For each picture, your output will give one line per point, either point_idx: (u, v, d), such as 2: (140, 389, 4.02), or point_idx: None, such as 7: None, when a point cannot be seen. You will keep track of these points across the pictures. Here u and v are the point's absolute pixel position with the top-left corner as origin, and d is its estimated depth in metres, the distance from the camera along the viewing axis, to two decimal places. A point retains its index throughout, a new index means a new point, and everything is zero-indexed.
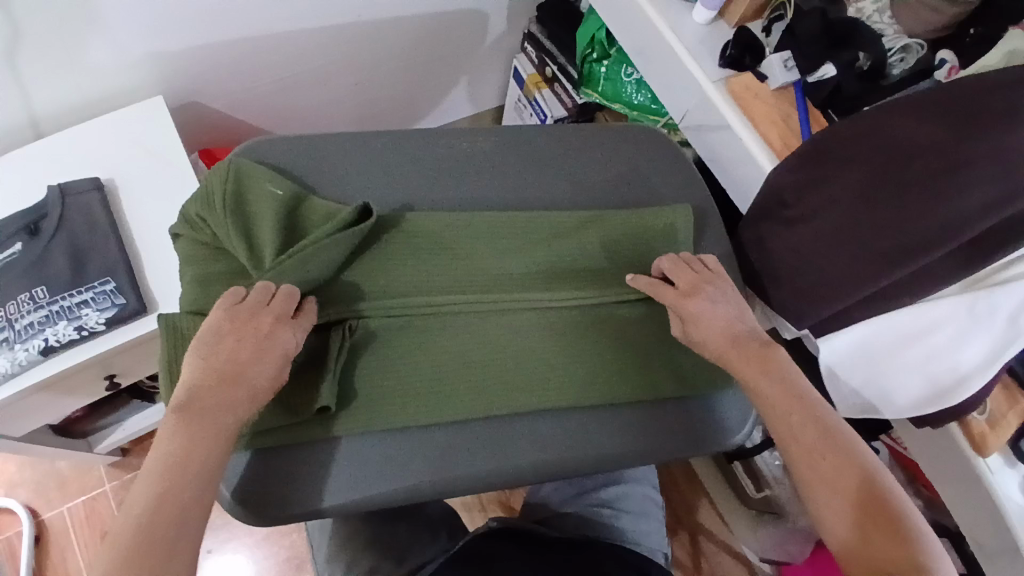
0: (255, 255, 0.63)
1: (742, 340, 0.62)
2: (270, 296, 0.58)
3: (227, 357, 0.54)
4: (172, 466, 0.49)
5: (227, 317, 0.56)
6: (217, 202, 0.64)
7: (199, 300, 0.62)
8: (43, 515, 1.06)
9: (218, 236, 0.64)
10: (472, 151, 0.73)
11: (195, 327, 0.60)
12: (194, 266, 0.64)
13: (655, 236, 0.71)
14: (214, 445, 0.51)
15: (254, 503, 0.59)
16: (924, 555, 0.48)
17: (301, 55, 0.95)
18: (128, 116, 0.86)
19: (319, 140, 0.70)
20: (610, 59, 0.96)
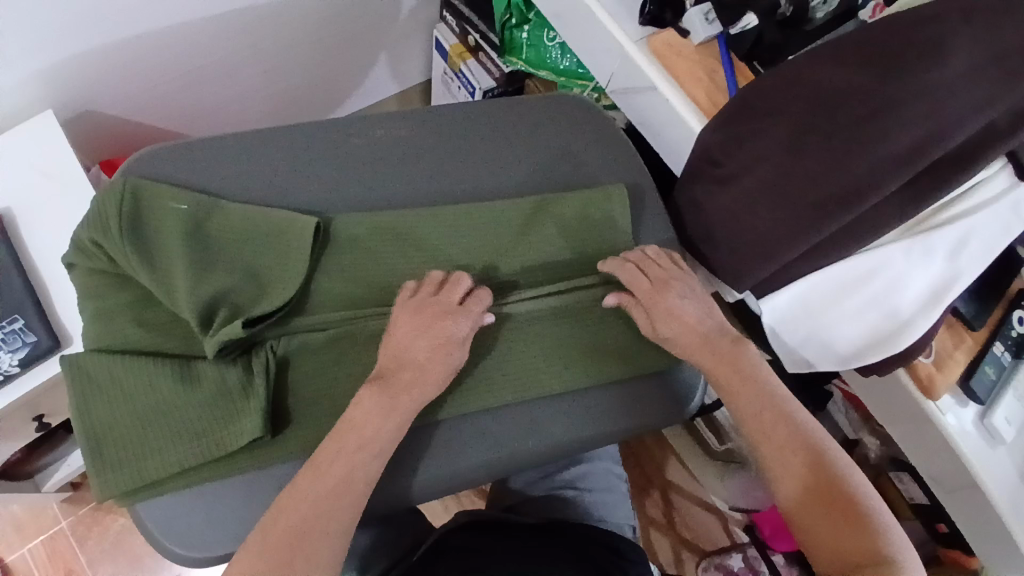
0: (164, 280, 0.59)
1: (710, 338, 0.63)
2: (439, 284, 0.62)
3: (405, 350, 0.59)
4: (334, 464, 0.54)
5: (416, 305, 0.60)
6: (111, 224, 0.59)
7: (107, 337, 0.58)
8: (5, 559, 1.02)
9: (115, 262, 0.60)
10: (388, 141, 0.69)
11: (97, 365, 0.56)
12: (93, 301, 0.59)
13: (594, 221, 0.69)
14: (351, 442, 0.55)
15: (194, 541, 0.56)
16: (888, 545, 0.51)
17: (198, 47, 0.88)
18: (18, 136, 0.79)
19: (224, 148, 0.66)
20: (530, 24, 0.90)
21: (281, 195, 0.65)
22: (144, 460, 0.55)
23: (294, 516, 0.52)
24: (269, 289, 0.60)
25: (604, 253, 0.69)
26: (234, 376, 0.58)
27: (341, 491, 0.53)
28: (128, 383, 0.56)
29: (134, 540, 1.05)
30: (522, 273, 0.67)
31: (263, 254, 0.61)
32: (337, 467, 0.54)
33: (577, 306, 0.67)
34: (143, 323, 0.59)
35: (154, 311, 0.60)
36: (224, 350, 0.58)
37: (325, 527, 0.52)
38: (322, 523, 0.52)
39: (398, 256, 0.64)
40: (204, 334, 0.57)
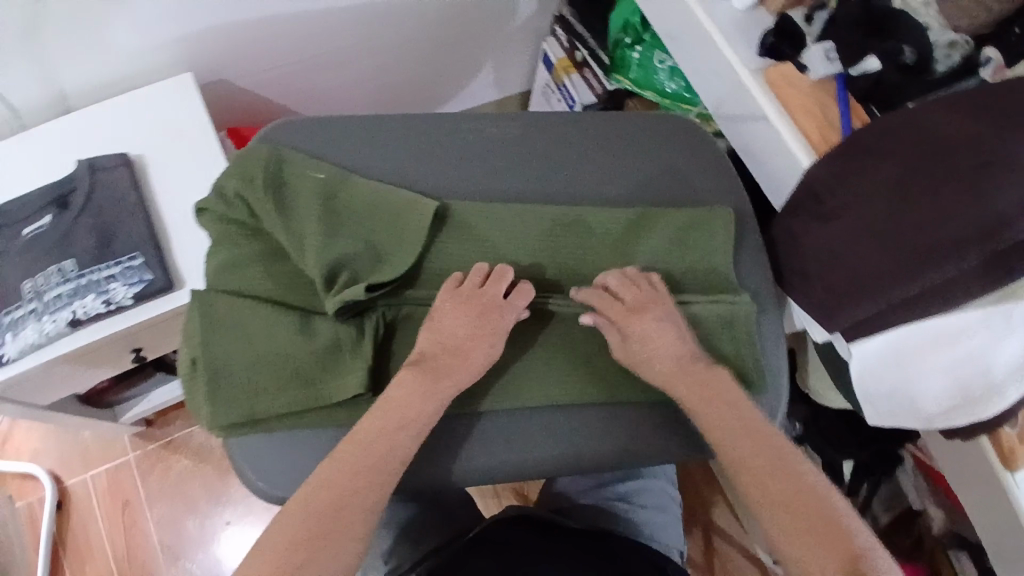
0: (296, 237, 0.63)
1: (754, 373, 0.60)
2: (483, 277, 0.63)
3: (452, 335, 0.61)
4: (377, 442, 0.56)
5: (454, 298, 0.62)
6: (256, 181, 0.64)
7: (238, 282, 0.63)
8: (67, 482, 1.10)
9: (253, 216, 0.65)
10: (497, 138, 0.72)
11: (226, 304, 0.61)
12: (228, 247, 0.64)
13: (701, 235, 0.69)
14: (410, 418, 0.57)
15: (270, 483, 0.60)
16: None
17: (323, 33, 0.93)
18: (154, 93, 0.87)
19: (353, 126, 0.71)
20: (643, 44, 0.91)
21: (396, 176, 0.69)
22: (253, 397, 0.59)
23: (319, 495, 0.53)
24: (388, 259, 0.63)
25: (707, 274, 0.68)
26: (348, 333, 0.61)
27: (372, 470, 0.55)
28: (249, 325, 0.60)
29: (190, 485, 1.11)
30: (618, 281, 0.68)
31: (384, 227, 0.64)
32: (367, 445, 0.56)
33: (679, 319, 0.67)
34: (272, 274, 0.63)
35: (283, 265, 0.64)
36: (342, 311, 0.61)
37: (351, 510, 0.53)
38: (347, 505, 0.53)
39: (503, 247, 0.67)
40: (325, 292, 0.61)
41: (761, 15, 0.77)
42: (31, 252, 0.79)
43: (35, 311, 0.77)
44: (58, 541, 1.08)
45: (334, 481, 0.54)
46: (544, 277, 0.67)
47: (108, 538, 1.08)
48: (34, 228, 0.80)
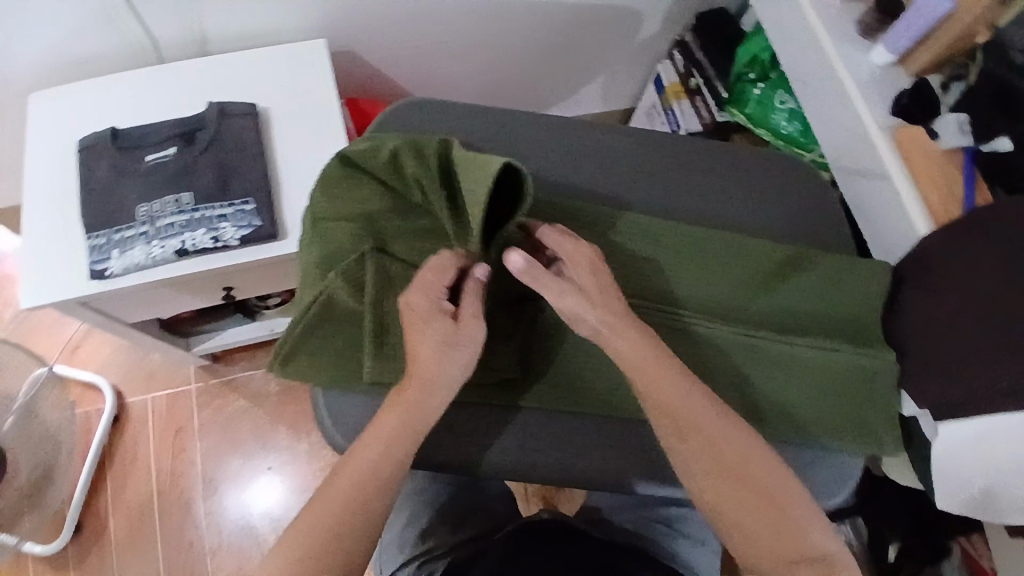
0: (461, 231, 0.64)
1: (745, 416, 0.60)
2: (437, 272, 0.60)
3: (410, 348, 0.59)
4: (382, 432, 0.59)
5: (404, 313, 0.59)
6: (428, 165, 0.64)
7: (412, 255, 0.67)
8: (127, 399, 1.16)
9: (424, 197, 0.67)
10: (616, 153, 0.75)
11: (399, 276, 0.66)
12: (400, 218, 0.69)
13: (850, 280, 0.67)
14: (413, 421, 0.59)
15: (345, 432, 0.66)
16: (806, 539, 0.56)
17: (453, 21, 0.96)
18: (288, 51, 0.91)
19: (497, 120, 0.75)
20: (767, 82, 0.92)
21: None
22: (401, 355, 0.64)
23: (317, 523, 0.57)
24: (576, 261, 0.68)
25: (851, 324, 0.66)
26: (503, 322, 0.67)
27: (385, 454, 0.59)
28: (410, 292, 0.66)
29: (237, 426, 1.17)
30: (774, 316, 0.67)
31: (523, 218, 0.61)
32: (360, 472, 0.58)
33: (827, 369, 0.65)
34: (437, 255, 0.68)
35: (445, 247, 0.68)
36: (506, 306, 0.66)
37: (345, 534, 0.57)
38: (342, 529, 0.57)
39: (678, 266, 0.69)
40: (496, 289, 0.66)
41: (899, 76, 0.75)
42: (151, 179, 0.83)
43: (146, 234, 0.81)
44: (108, 453, 1.14)
45: (330, 511, 0.57)
46: (719, 302, 0.68)
47: (156, 458, 1.14)
48: (158, 156, 0.84)
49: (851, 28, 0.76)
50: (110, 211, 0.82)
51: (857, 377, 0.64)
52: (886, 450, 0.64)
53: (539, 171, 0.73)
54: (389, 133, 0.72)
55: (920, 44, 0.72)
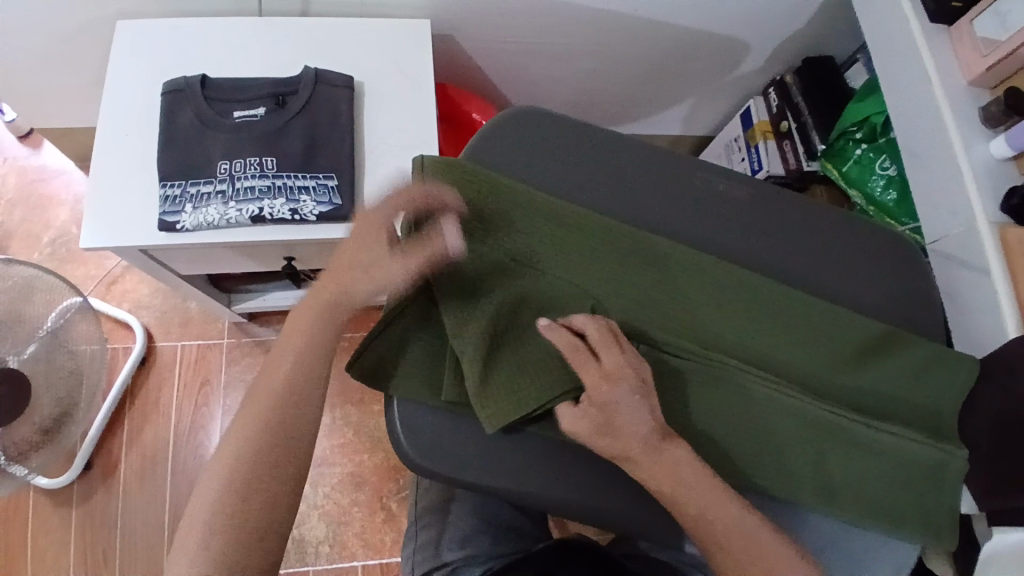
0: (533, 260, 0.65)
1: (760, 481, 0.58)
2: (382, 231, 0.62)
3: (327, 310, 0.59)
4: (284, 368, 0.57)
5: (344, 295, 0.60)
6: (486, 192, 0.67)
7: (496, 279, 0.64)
8: (157, 342, 1.18)
9: (506, 216, 0.66)
10: (726, 199, 0.71)
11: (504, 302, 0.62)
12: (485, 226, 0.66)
13: (937, 371, 0.66)
14: (302, 358, 0.57)
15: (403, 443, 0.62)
16: None
17: (560, 27, 0.94)
18: (393, 28, 0.89)
19: (607, 141, 0.72)
20: (870, 145, 0.90)
21: (621, 205, 0.70)
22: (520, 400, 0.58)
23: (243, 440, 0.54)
24: (650, 307, 0.65)
25: (929, 412, 0.66)
26: None
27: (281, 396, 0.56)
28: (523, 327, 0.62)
29: None
30: (853, 394, 0.66)
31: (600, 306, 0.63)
32: (275, 383, 0.57)
33: (901, 458, 0.63)
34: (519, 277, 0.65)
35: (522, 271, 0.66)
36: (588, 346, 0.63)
37: (281, 447, 0.55)
38: (268, 440, 0.55)
39: (755, 327, 0.66)
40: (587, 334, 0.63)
41: (1011, 171, 0.73)
42: (236, 136, 0.81)
43: (224, 193, 0.78)
44: (130, 391, 1.16)
45: (257, 425, 0.55)
46: (795, 371, 0.65)
47: (177, 406, 1.16)
48: (246, 115, 0.82)
49: (974, 113, 0.75)
50: (189, 164, 0.80)
51: (929, 473, 0.63)
52: (942, 544, 0.63)
53: (641, 205, 0.70)
54: (480, 152, 0.71)
55: None
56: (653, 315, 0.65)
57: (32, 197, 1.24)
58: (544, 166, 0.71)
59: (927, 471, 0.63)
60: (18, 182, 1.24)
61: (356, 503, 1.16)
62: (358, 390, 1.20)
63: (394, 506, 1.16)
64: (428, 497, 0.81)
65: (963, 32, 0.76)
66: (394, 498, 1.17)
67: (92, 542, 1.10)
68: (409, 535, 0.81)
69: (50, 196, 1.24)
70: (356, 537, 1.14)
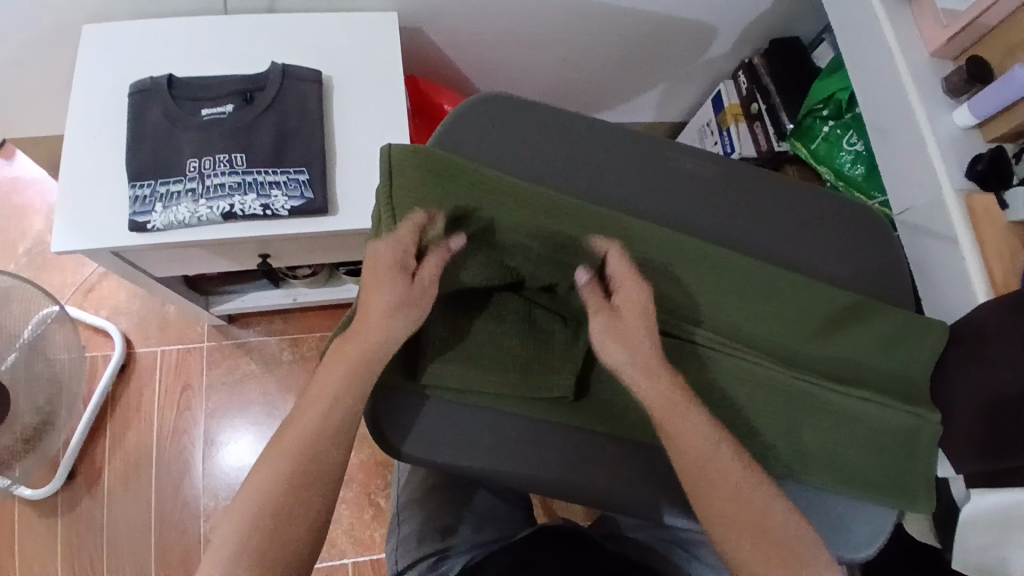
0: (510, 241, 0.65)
1: (734, 455, 0.58)
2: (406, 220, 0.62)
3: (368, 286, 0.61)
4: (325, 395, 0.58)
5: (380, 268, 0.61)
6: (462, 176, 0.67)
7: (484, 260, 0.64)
8: (137, 348, 1.17)
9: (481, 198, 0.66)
10: (694, 177, 0.72)
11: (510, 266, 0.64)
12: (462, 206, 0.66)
13: (907, 339, 0.67)
14: (336, 383, 0.58)
15: (383, 429, 0.62)
16: None
17: (527, 15, 0.95)
18: (361, 21, 0.89)
19: (575, 123, 0.72)
20: (838, 121, 0.91)
21: (591, 186, 0.70)
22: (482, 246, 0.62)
23: (265, 500, 0.55)
24: None
25: (903, 379, 0.67)
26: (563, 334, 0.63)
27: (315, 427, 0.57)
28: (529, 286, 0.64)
29: (246, 388, 1.17)
30: (828, 363, 0.66)
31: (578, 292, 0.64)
32: (297, 444, 0.57)
33: (874, 424, 0.64)
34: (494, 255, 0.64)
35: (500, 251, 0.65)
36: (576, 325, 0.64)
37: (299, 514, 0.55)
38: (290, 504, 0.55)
39: (728, 300, 0.66)
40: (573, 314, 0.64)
41: (976, 139, 0.74)
42: (205, 134, 0.81)
43: (194, 191, 0.78)
44: (112, 397, 1.15)
45: (281, 487, 0.55)
46: (770, 342, 0.66)
47: (159, 411, 1.15)
48: (214, 112, 0.82)
49: (938, 84, 0.76)
50: (158, 162, 0.79)
51: (899, 438, 0.64)
52: (918, 508, 0.63)
53: (610, 186, 0.71)
54: (452, 140, 0.71)
55: (1004, 113, 0.69)
56: None
57: (6, 207, 1.23)
58: (509, 151, 0.71)
59: (900, 438, 0.64)
60: None
61: (344, 500, 1.15)
62: None
63: (383, 502, 1.16)
64: (410, 489, 0.80)
65: (925, 5, 0.77)
66: (382, 494, 1.16)
67: (77, 552, 1.09)
68: (391, 531, 0.80)
69: (24, 205, 1.23)
70: (346, 535, 1.14)
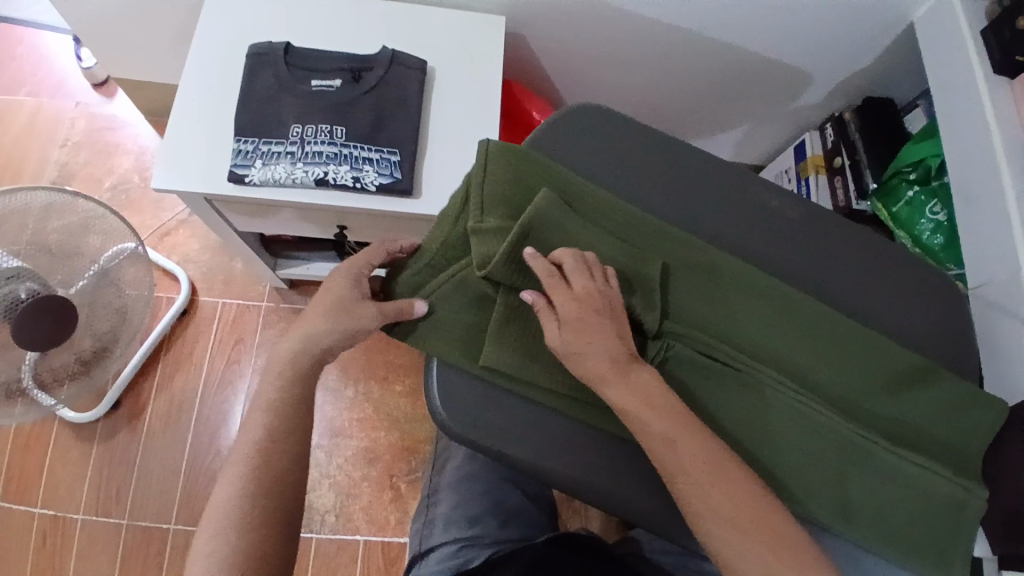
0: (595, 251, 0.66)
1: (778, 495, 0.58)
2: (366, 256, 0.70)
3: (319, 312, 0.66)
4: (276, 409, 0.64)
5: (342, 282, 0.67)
6: (552, 182, 0.70)
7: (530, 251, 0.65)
8: (200, 297, 1.22)
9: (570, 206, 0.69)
10: (775, 217, 0.73)
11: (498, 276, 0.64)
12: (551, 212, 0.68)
13: (969, 411, 0.66)
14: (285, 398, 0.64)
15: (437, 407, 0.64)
16: None
17: (629, 39, 0.97)
18: (471, 22, 0.93)
19: (664, 146, 0.74)
20: (923, 187, 0.91)
21: (672, 209, 0.72)
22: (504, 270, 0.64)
23: (243, 505, 0.60)
24: (696, 315, 0.67)
25: (955, 450, 0.66)
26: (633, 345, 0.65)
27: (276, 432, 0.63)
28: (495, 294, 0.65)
29: None
30: (882, 420, 0.66)
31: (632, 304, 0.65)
32: (263, 446, 0.62)
33: (922, 490, 0.63)
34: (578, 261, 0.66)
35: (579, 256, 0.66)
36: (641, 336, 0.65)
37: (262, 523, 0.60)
38: (262, 513, 0.60)
39: (789, 340, 0.67)
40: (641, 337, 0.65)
41: None
42: (312, 104, 0.85)
43: (293, 155, 0.82)
44: (168, 339, 1.20)
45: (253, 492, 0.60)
46: (827, 389, 0.66)
47: (209, 359, 1.19)
48: (323, 85, 0.86)
49: None
50: (265, 122, 0.84)
51: (947, 509, 0.63)
52: None
53: (692, 213, 0.72)
54: (550, 146, 0.73)
55: None
56: (692, 319, 0.67)
57: (102, 144, 1.30)
58: (600, 163, 0.73)
59: (948, 510, 0.63)
60: (90, 128, 1.30)
61: (367, 478, 1.17)
62: (384, 367, 1.23)
63: (403, 486, 1.18)
64: (445, 471, 0.83)
65: None
66: (404, 479, 1.18)
67: (109, 479, 1.13)
68: (422, 509, 0.83)
69: (118, 144, 1.31)
70: (362, 511, 1.16)
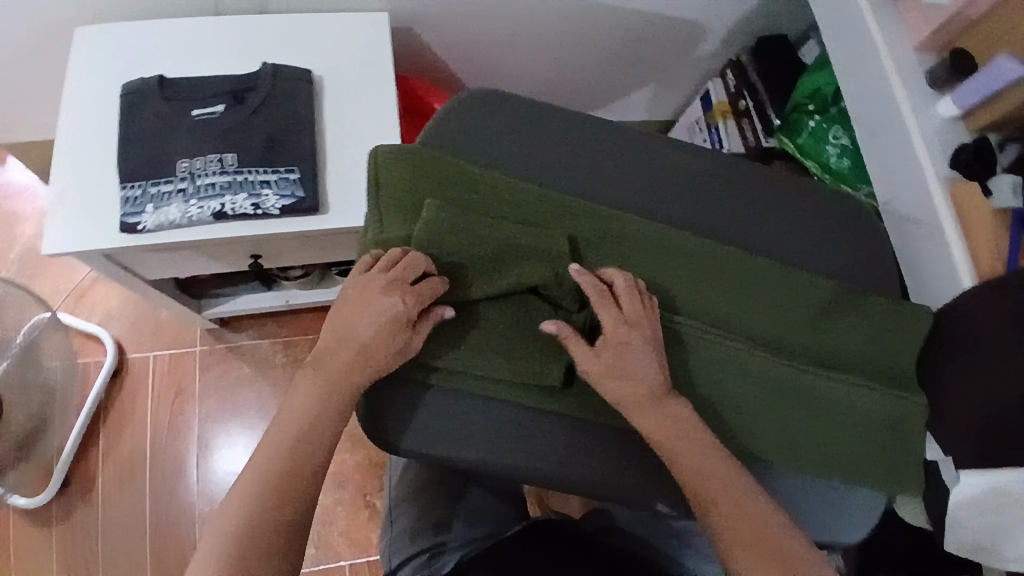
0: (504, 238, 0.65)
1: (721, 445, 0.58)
2: (395, 261, 0.61)
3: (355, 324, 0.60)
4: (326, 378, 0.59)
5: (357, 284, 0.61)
6: (449, 174, 0.68)
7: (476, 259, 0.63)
8: (130, 354, 1.17)
9: (471, 197, 0.67)
10: (682, 168, 0.72)
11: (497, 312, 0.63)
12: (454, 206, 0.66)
13: (895, 325, 0.68)
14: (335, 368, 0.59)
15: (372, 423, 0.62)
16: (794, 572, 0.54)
17: (518, 14, 0.95)
18: (352, 22, 0.90)
19: (561, 118, 0.73)
20: (824, 115, 0.93)
21: (579, 178, 0.71)
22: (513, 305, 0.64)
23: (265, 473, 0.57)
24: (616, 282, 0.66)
25: (889, 366, 0.67)
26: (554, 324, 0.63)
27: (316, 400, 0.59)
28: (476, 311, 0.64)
29: (240, 391, 1.17)
30: (816, 349, 0.66)
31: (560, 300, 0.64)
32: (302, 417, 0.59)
33: (862, 411, 0.64)
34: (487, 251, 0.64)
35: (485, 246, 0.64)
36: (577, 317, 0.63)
37: (302, 485, 0.58)
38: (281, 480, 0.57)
39: (712, 288, 0.67)
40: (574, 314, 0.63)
41: (960, 130, 0.75)
42: (196, 135, 0.81)
43: (185, 192, 0.78)
44: (103, 404, 1.14)
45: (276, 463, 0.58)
46: (756, 330, 0.66)
47: (152, 415, 1.15)
48: (206, 112, 0.82)
49: (922, 77, 0.77)
50: (151, 161, 0.80)
51: (889, 424, 0.64)
52: (907, 492, 0.64)
53: (598, 179, 0.71)
54: (441, 137, 0.71)
55: (986, 103, 0.70)
56: None
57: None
58: (501, 147, 0.71)
59: (890, 426, 0.64)
60: None
61: (340, 501, 1.15)
62: None
63: (378, 503, 1.16)
64: (402, 485, 0.80)
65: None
66: (378, 495, 1.16)
67: (72, 557, 1.08)
68: (386, 523, 0.81)
69: (15, 210, 1.23)
70: (342, 537, 1.13)
